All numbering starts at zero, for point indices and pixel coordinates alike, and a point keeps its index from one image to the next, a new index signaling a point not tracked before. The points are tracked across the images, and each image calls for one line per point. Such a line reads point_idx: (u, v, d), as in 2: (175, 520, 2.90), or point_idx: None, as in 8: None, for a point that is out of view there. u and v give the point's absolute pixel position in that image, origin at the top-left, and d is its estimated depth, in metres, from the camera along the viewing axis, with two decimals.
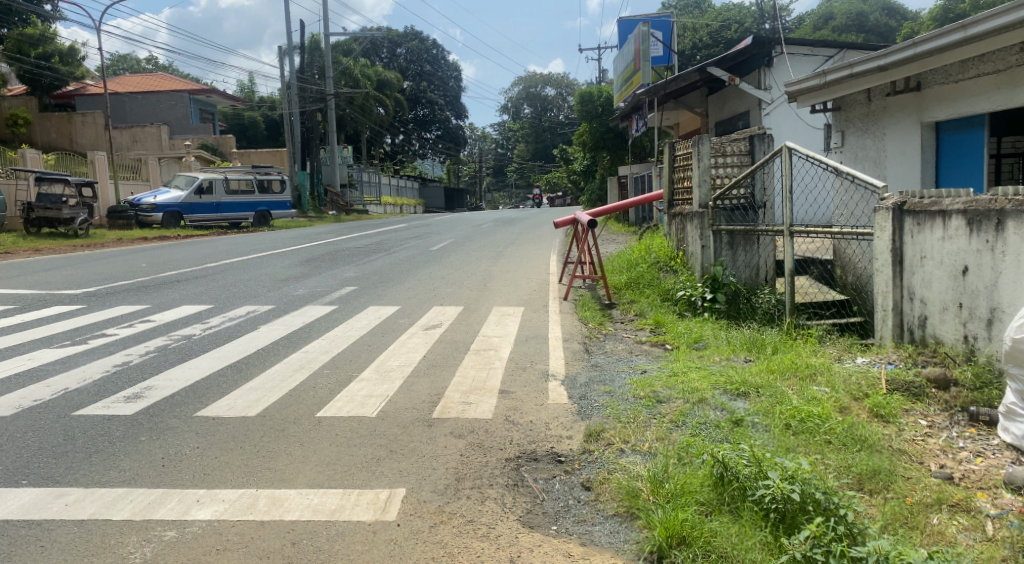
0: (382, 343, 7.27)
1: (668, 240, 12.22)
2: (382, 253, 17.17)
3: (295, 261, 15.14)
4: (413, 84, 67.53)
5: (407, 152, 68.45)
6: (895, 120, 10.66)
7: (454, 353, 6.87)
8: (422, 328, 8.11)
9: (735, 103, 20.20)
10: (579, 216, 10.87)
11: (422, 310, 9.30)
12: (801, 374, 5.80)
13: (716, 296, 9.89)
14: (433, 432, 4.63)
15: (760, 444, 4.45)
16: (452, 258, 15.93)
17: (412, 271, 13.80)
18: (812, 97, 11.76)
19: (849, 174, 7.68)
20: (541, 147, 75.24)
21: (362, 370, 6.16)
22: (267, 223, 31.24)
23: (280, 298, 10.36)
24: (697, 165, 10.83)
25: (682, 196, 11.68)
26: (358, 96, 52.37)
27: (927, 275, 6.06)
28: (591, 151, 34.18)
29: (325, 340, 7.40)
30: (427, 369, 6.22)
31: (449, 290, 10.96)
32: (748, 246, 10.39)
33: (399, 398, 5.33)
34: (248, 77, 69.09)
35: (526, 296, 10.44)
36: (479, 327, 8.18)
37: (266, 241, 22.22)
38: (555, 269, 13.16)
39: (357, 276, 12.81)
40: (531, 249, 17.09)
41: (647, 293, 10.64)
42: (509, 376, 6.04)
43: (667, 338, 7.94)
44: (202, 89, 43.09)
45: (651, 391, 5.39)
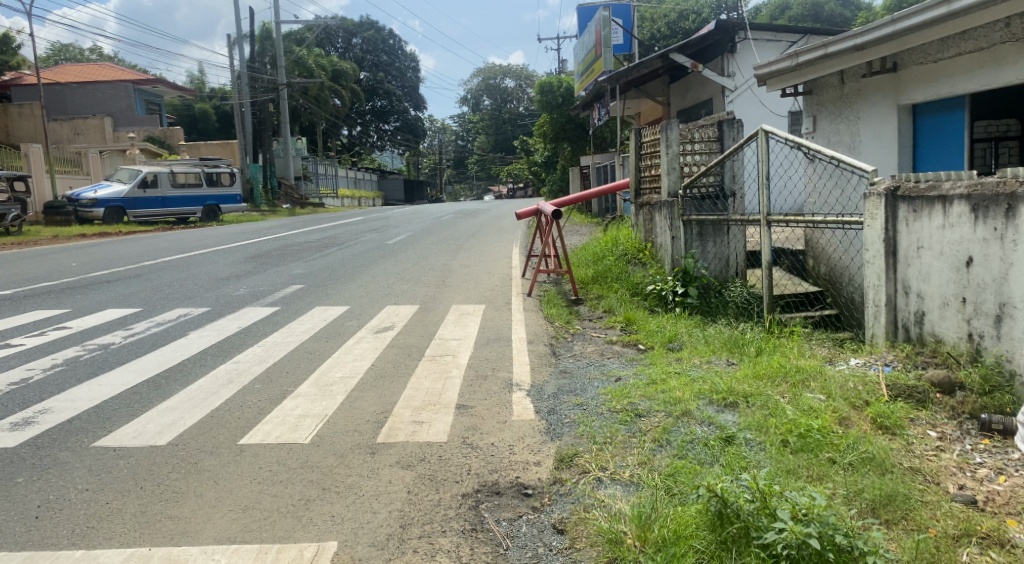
0: (326, 350, 6.54)
1: (636, 231, 11.62)
2: (335, 248, 16.33)
3: (241, 258, 14.26)
4: (370, 75, 66.23)
5: (365, 144, 67.13)
6: (869, 103, 10.11)
7: (407, 361, 6.17)
8: (372, 331, 7.39)
9: (699, 91, 19.70)
10: (542, 207, 10.21)
11: (373, 311, 8.57)
12: (793, 379, 5.16)
13: (688, 290, 9.31)
14: (376, 462, 3.93)
15: (757, 468, 3.84)
16: (409, 252, 15.20)
17: (366, 266, 13.03)
18: (783, 80, 11.20)
19: (834, 157, 7.00)
20: (501, 139, 74.49)
21: (300, 384, 5.43)
22: (216, 217, 30.04)
23: (219, 298, 9.53)
24: (665, 152, 10.21)
25: (649, 184, 11.06)
26: (312, 87, 51.04)
27: (925, 267, 5.51)
28: (552, 142, 33.57)
29: (262, 347, 6.64)
30: (375, 382, 5.52)
31: (403, 288, 10.23)
32: (719, 237, 9.83)
33: (340, 420, 4.63)
34: (198, 69, 67.13)
35: (487, 292, 9.76)
36: (435, 329, 7.49)
37: (213, 236, 21.20)
38: (517, 263, 12.49)
39: (306, 274, 12.00)
40: (492, 242, 16.40)
41: (614, 287, 10.02)
42: (466, 387, 5.37)
43: (639, 338, 7.33)
44: (147, 78, 41.47)
45: (628, 403, 4.74)
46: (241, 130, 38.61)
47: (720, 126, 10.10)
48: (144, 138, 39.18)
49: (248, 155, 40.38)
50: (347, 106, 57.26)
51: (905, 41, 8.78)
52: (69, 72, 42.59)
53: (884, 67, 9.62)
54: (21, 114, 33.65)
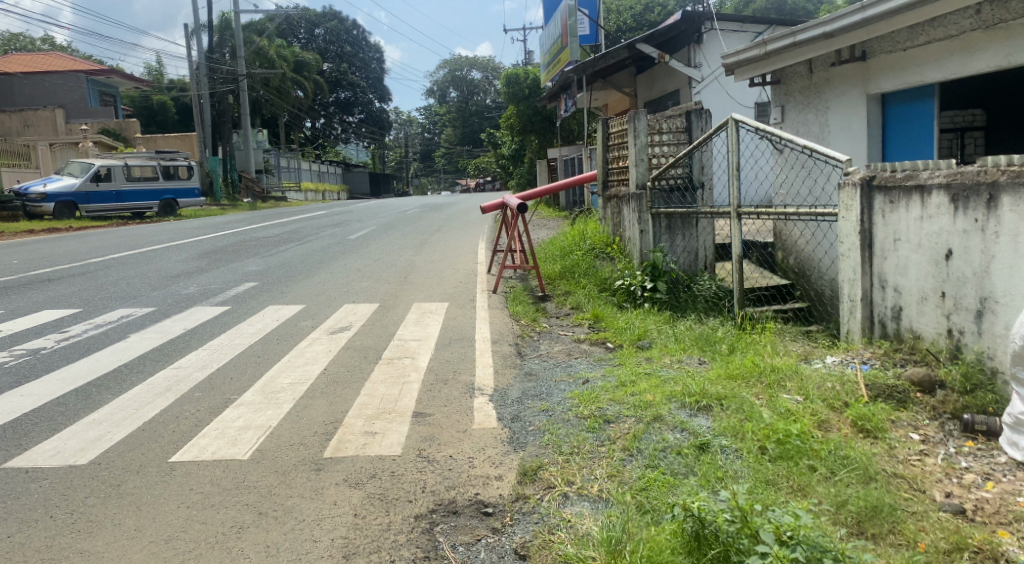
0: (276, 353, 6.16)
1: (603, 225, 11.34)
2: (295, 243, 15.84)
3: (194, 254, 13.71)
4: (333, 66, 65.21)
5: (329, 137, 66.13)
6: (838, 92, 9.92)
7: (362, 363, 5.81)
8: (327, 332, 7.01)
9: (665, 82, 19.50)
10: (508, 200, 9.88)
11: (329, 310, 8.19)
12: (769, 381, 4.88)
13: (657, 285, 9.09)
14: (321, 480, 3.60)
15: (734, 480, 3.56)
16: (373, 247, 14.79)
17: (326, 262, 12.62)
18: (751, 69, 10.98)
19: (806, 146, 6.77)
20: (468, 131, 73.93)
21: (244, 391, 5.06)
22: (173, 212, 29.20)
23: (166, 298, 9.09)
24: (633, 143, 9.96)
25: (617, 177, 10.78)
26: (273, 78, 50.03)
27: (902, 261, 5.30)
28: (519, 135, 33.24)
29: (207, 351, 6.27)
30: (327, 389, 5.16)
31: (363, 285, 9.86)
32: (687, 229, 9.60)
33: (286, 433, 4.28)
34: (156, 59, 65.57)
35: (450, 289, 9.42)
36: (394, 328, 7.14)
37: (170, 231, 20.54)
38: (483, 258, 12.14)
39: (262, 271, 11.54)
40: (458, 236, 16.03)
41: (582, 282, 9.74)
42: (424, 393, 5.04)
43: (608, 336, 7.06)
44: (101, 68, 40.27)
45: (597, 409, 4.43)
46: (199, 122, 37.63)
47: (688, 116, 9.85)
48: (98, 130, 38.02)
49: (208, 148, 39.44)
50: (311, 98, 56.28)
51: (874, 29, 8.59)
52: (18, 62, 41.21)
53: (853, 55, 9.42)
54: None
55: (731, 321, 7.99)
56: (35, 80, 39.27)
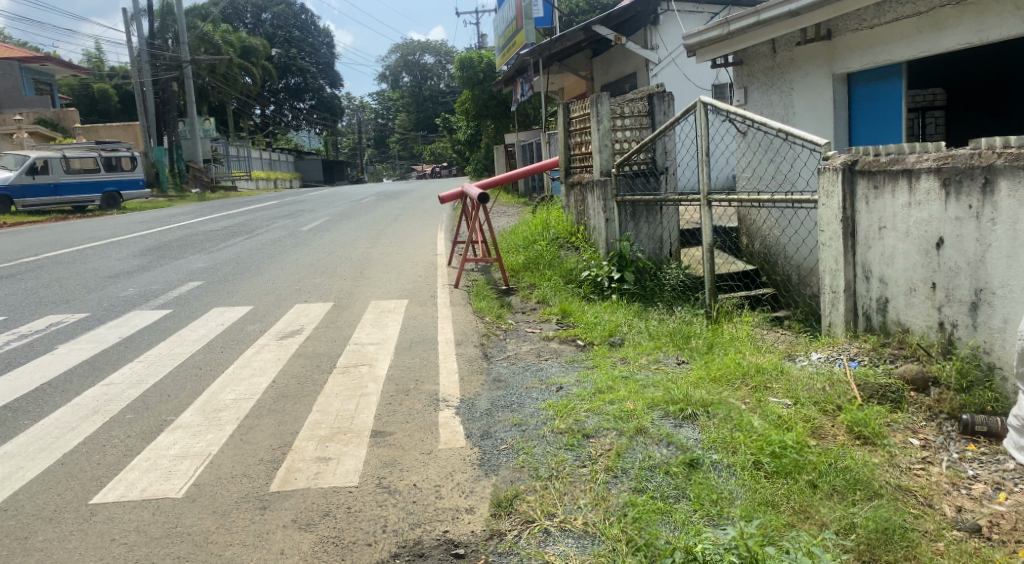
0: (219, 364, 5.66)
1: (567, 213, 10.93)
2: (244, 237, 15.16)
3: (135, 251, 12.97)
4: (282, 51, 63.60)
5: (280, 125, 64.59)
6: (803, 73, 9.64)
7: (314, 373, 5.35)
8: (276, 337, 6.51)
9: (623, 65, 19.13)
10: (467, 189, 9.42)
11: (279, 311, 7.66)
12: (755, 381, 4.52)
13: (624, 275, 8.77)
14: (266, 523, 3.17)
15: (732, 505, 3.21)
16: (326, 239, 14.20)
17: (276, 256, 12.02)
18: (713, 49, 10.64)
19: (781, 130, 6.45)
20: (422, 117, 73.02)
21: (182, 411, 4.56)
22: (117, 205, 28.02)
23: (101, 302, 8.45)
24: (596, 128, 9.54)
25: (580, 162, 10.38)
26: (219, 65, 48.51)
27: (888, 250, 4.99)
28: (474, 120, 32.68)
29: (142, 363, 5.72)
30: (275, 405, 4.69)
31: (316, 282, 9.33)
32: (651, 217, 9.32)
33: (227, 461, 3.82)
34: (96, 46, 63.11)
35: (409, 284, 8.95)
36: (350, 331, 6.67)
37: (111, 226, 19.57)
38: (442, 249, 11.67)
39: (208, 268, 10.91)
40: (415, 226, 15.52)
41: (547, 274, 9.34)
42: (384, 407, 4.60)
43: (577, 332, 6.69)
44: (35, 56, 38.46)
45: (573, 422, 4.02)
46: (142, 111, 36.25)
47: (651, 99, 9.49)
48: (34, 120, 36.34)
49: (152, 137, 38.05)
50: (259, 84, 54.77)
51: (841, 7, 8.30)
52: None
53: (818, 34, 9.12)
54: None
55: (703, 313, 7.68)
56: None
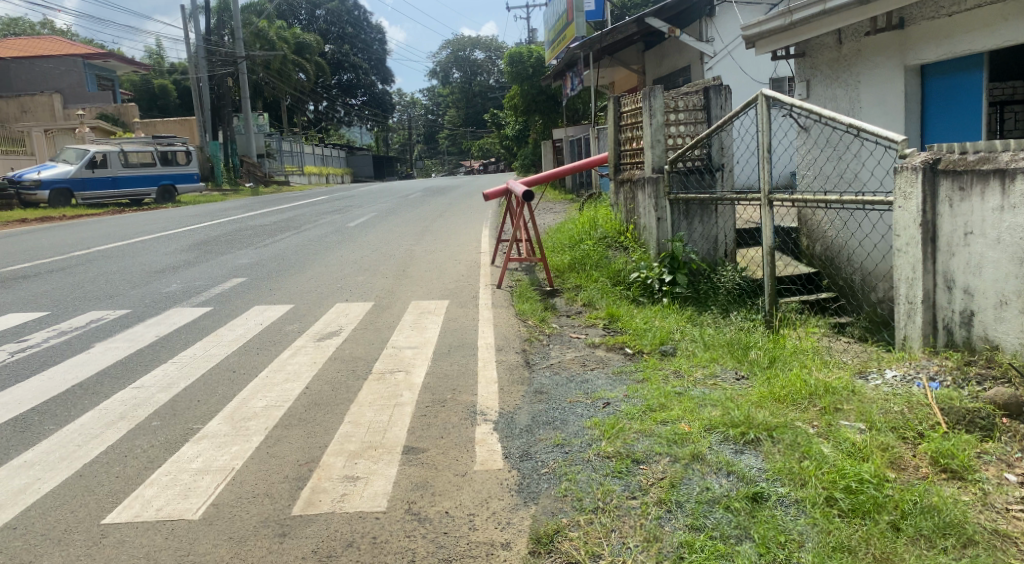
0: (253, 367, 5.45)
1: (616, 212, 10.47)
2: (291, 232, 15.11)
3: (183, 246, 12.98)
4: (334, 47, 64.23)
5: (332, 120, 65.22)
6: (871, 64, 9.06)
7: (348, 380, 5.09)
8: (313, 338, 6.29)
9: (676, 58, 18.61)
10: (513, 186, 9.09)
11: (318, 310, 7.45)
12: (823, 401, 4.10)
13: (676, 278, 8.38)
14: (285, 553, 2.92)
15: (802, 550, 2.82)
16: (371, 235, 14.05)
17: (321, 253, 11.89)
18: (774, 41, 10.11)
19: (851, 127, 5.95)
20: (472, 112, 73.10)
21: (209, 419, 4.34)
22: (172, 198, 28.48)
23: (144, 297, 8.38)
24: (648, 123, 9.11)
25: (630, 159, 9.91)
26: (273, 60, 49.14)
27: (975, 258, 4.52)
28: (523, 115, 32.37)
29: (176, 365, 5.55)
30: (305, 415, 4.44)
31: (358, 280, 9.13)
32: (706, 216, 8.88)
33: (250, 478, 3.57)
34: (156, 43, 64.57)
35: (451, 284, 8.68)
36: (389, 333, 6.43)
37: (164, 219, 19.81)
38: (487, 247, 11.38)
39: (252, 264, 10.80)
40: (461, 223, 15.29)
41: (593, 275, 8.94)
42: (417, 420, 4.32)
43: (626, 339, 6.34)
44: (98, 52, 39.37)
45: (623, 444, 3.68)
46: (198, 106, 36.85)
47: (707, 92, 9.09)
48: (95, 115, 37.23)
49: (208, 132, 38.68)
50: (312, 80, 55.38)
51: None
52: (13, 46, 40.32)
53: (890, 23, 8.54)
54: None
55: (761, 321, 7.21)
56: (30, 65, 38.44)
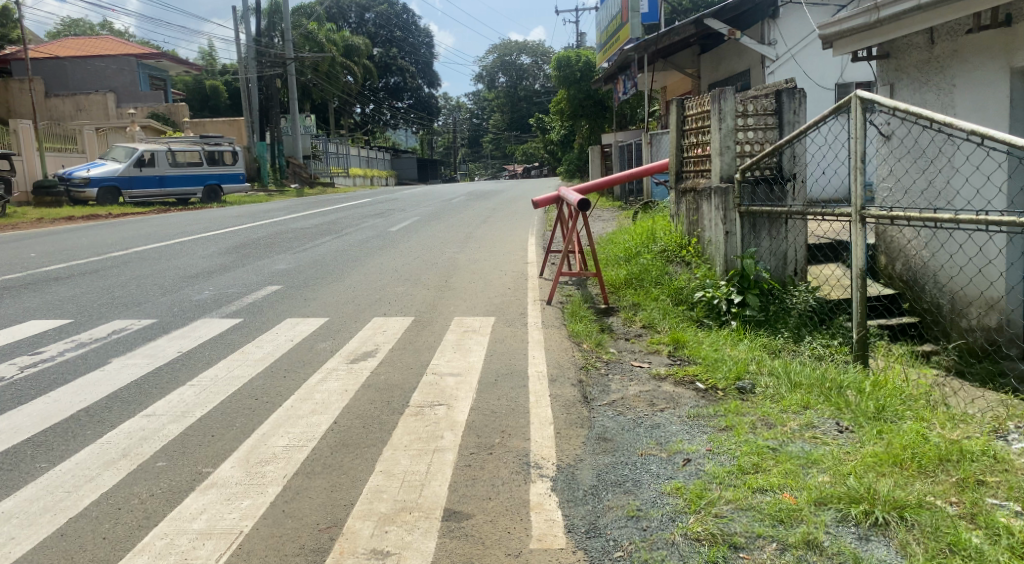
0: (278, 394, 4.86)
1: (676, 223, 9.68)
2: (331, 236, 14.66)
3: (221, 249, 12.58)
4: (383, 51, 64.53)
5: (378, 122, 65.33)
6: (970, 66, 8.22)
7: (382, 414, 4.46)
8: (346, 360, 5.68)
9: (734, 62, 17.76)
10: (567, 194, 8.40)
11: (354, 326, 6.86)
12: (960, 471, 3.40)
13: (745, 299, 7.64)
14: None
15: None
16: (413, 241, 13.50)
17: (361, 259, 11.36)
18: (856, 40, 9.29)
19: (974, 131, 5.07)
20: (517, 117, 72.71)
21: (222, 462, 3.75)
22: (217, 198, 28.41)
23: (173, 305, 7.88)
24: (716, 128, 8.31)
25: (694, 167, 9.13)
26: (322, 62, 49.28)
27: None
28: (570, 119, 31.70)
29: (194, 387, 4.98)
30: (331, 459, 3.82)
31: (398, 292, 8.54)
32: (775, 231, 8.12)
33: (260, 548, 2.96)
34: (208, 44, 65.44)
35: (498, 299, 8.04)
36: (429, 356, 5.79)
37: (206, 220, 19.56)
38: (535, 258, 10.72)
39: (289, 270, 10.30)
40: (506, 230, 14.66)
41: (652, 293, 8.21)
42: (460, 472, 3.65)
43: (695, 372, 5.64)
44: (151, 52, 39.79)
45: (716, 523, 3.05)
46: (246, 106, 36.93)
47: (779, 95, 8.25)
48: (147, 114, 37.60)
49: (255, 132, 38.76)
50: (359, 82, 55.48)
51: None
52: (71, 44, 41.00)
53: (995, 20, 7.65)
54: (19, 88, 33.76)
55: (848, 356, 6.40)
56: (85, 63, 38.99)
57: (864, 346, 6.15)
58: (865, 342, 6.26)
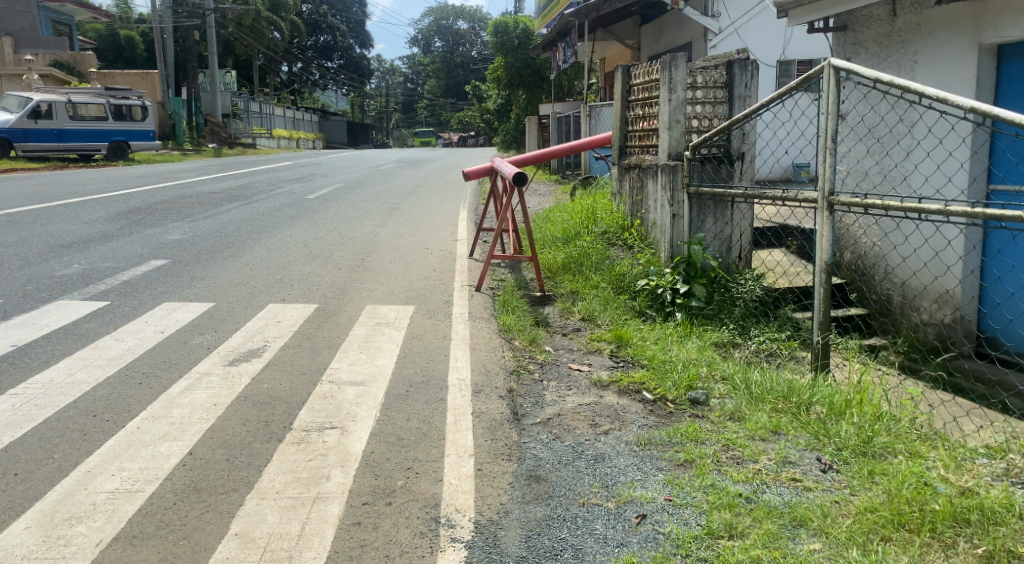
0: (125, 409, 3.84)
1: (618, 202, 8.87)
2: (241, 202, 13.35)
3: (111, 213, 11.19)
4: (312, 7, 61.85)
5: (306, 83, 62.64)
6: (934, 42, 7.59)
7: (254, 442, 3.52)
8: (224, 361, 4.67)
9: (676, 33, 17.03)
10: (502, 167, 7.45)
11: (243, 315, 5.82)
12: (986, 539, 2.64)
13: (692, 290, 6.89)
14: None
15: None
16: (331, 212, 12.35)
17: (269, 230, 10.20)
18: (813, 9, 8.57)
19: (974, 110, 4.33)
20: (451, 83, 71.09)
21: (14, 521, 2.75)
22: (124, 155, 26.11)
23: (31, 282, 6.65)
24: (666, 98, 7.42)
25: (639, 142, 8.29)
26: (246, 16, 46.66)
27: None
28: (505, 88, 30.61)
29: (16, 398, 3.91)
30: (173, 512, 2.87)
31: (306, 272, 7.50)
32: (720, 214, 7.41)
33: None
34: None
35: (419, 283, 7.10)
36: (329, 357, 4.84)
37: (106, 180, 17.82)
38: (464, 235, 9.78)
39: (183, 242, 9.09)
40: (435, 203, 13.65)
41: (592, 280, 7.39)
42: (343, 536, 2.76)
43: (644, 378, 4.85)
44: None
45: None
46: (160, 59, 34.46)
47: (731, 67, 7.46)
48: (49, 62, 34.74)
49: (171, 87, 36.34)
50: (287, 40, 52.91)
51: None
52: None
53: None
54: None
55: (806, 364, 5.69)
56: None
57: (822, 352, 5.48)
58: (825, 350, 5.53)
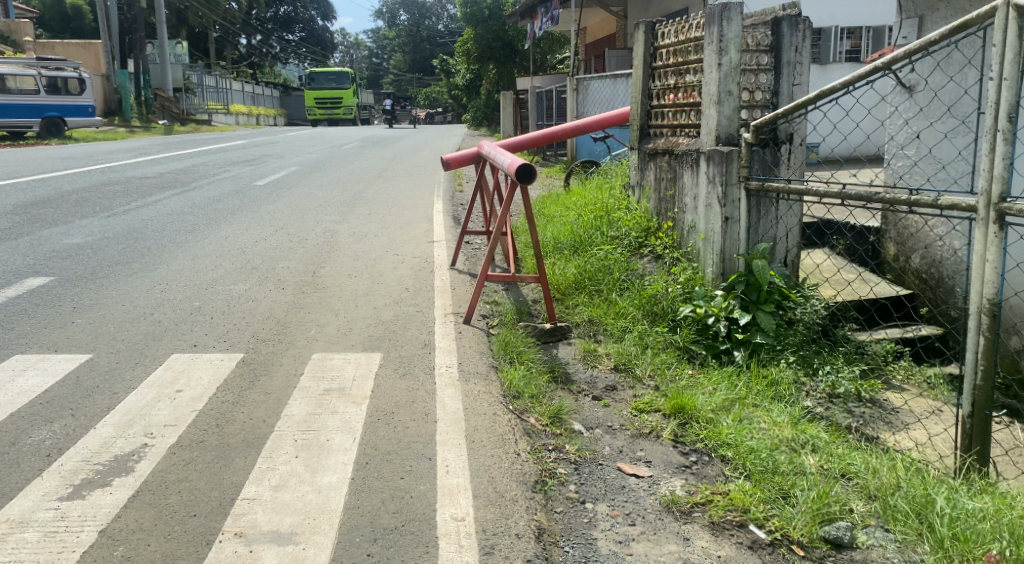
0: None
1: (638, 195, 7.06)
2: (174, 190, 11.30)
3: (5, 207, 9.09)
4: None
5: (265, 56, 59.58)
6: None
7: None
8: (64, 486, 2.83)
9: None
10: (498, 156, 5.53)
11: (126, 377, 3.94)
12: None
13: (755, 322, 5.11)
14: None
15: None
16: (282, 202, 10.40)
17: (199, 228, 8.23)
18: None
19: None
20: (418, 57, 68.66)
21: None
22: (60, 133, 23.26)
23: None
24: (711, 63, 5.59)
25: (670, 121, 6.51)
26: None
27: None
28: (476, 62, 28.52)
29: None
30: None
31: (234, 294, 5.61)
32: (776, 214, 5.60)
33: None
34: None
35: (386, 312, 5.26)
36: (243, 468, 3.02)
37: (26, 161, 15.53)
38: (444, 235, 7.94)
39: (82, 247, 7.11)
40: (404, 191, 11.74)
41: (617, 305, 5.61)
42: None
43: (745, 498, 3.05)
44: None
45: None
46: (103, 27, 31.55)
47: (778, 24, 5.57)
48: None
49: (115, 59, 33.49)
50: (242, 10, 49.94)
51: None
52: None
53: None
54: None
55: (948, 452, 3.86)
56: None
57: (972, 434, 3.64)
58: (982, 439, 3.64)
